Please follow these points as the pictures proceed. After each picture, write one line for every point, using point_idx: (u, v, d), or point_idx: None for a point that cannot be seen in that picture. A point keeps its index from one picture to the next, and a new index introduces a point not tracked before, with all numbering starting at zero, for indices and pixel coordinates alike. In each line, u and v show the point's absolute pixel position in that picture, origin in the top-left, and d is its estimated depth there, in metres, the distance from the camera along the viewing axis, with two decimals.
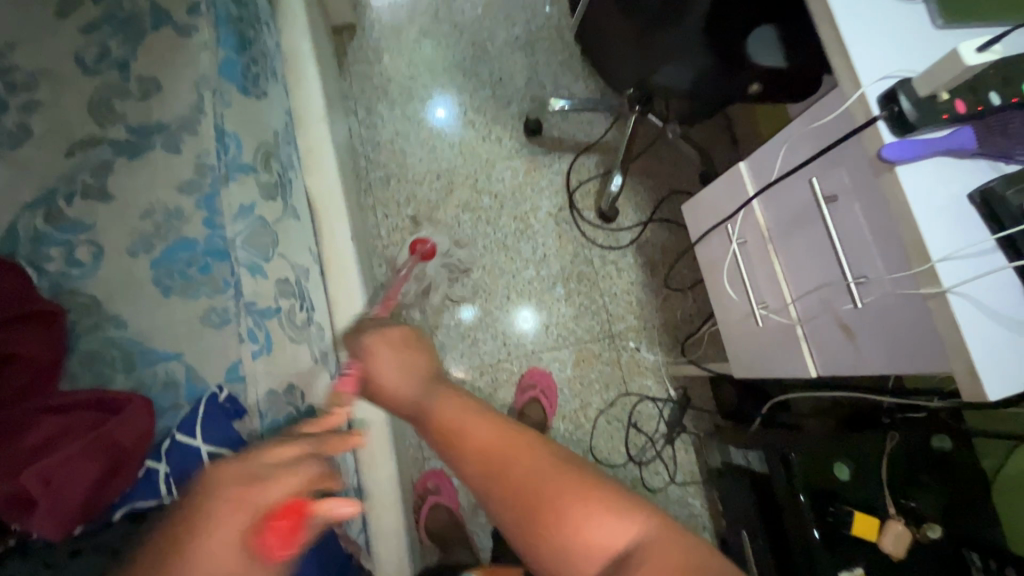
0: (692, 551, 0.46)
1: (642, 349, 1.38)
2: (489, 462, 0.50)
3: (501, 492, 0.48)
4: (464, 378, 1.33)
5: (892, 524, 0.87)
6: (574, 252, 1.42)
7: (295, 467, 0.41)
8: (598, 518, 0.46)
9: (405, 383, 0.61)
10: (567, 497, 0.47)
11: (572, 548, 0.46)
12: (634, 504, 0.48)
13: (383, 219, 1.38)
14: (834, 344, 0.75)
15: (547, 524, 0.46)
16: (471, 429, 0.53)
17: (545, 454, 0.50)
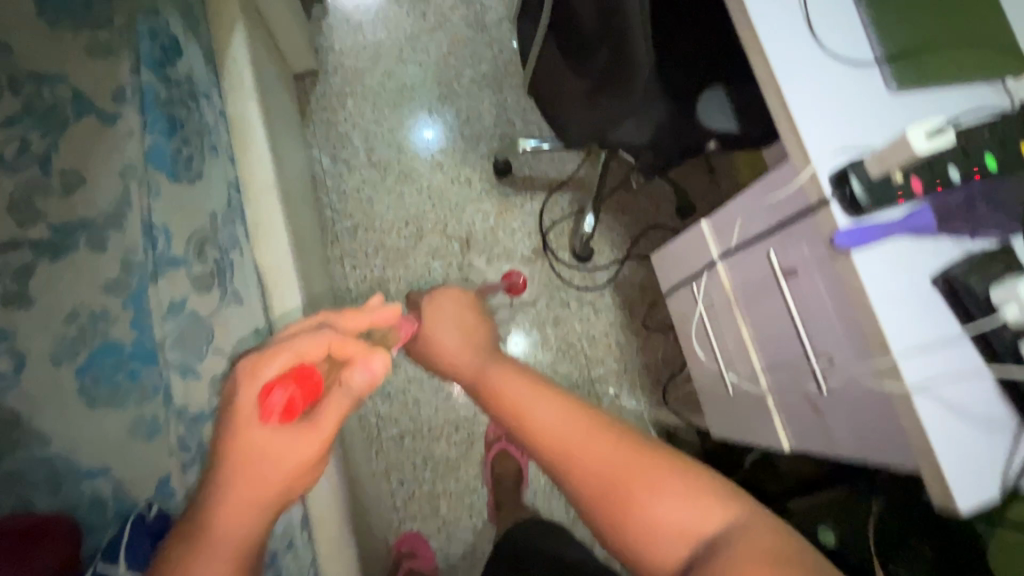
0: (770, 534, 0.49)
1: (624, 393, 1.34)
2: (555, 441, 0.56)
3: (582, 476, 0.55)
4: (440, 432, 1.29)
5: None
6: (550, 295, 1.38)
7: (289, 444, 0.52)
8: (679, 504, 0.52)
9: (501, 382, 0.64)
10: (650, 475, 0.53)
11: (652, 530, 0.52)
12: (715, 490, 0.54)
13: (352, 270, 1.34)
14: (803, 420, 0.71)
15: (627, 508, 0.52)
16: (547, 425, 0.58)
17: (621, 435, 0.57)
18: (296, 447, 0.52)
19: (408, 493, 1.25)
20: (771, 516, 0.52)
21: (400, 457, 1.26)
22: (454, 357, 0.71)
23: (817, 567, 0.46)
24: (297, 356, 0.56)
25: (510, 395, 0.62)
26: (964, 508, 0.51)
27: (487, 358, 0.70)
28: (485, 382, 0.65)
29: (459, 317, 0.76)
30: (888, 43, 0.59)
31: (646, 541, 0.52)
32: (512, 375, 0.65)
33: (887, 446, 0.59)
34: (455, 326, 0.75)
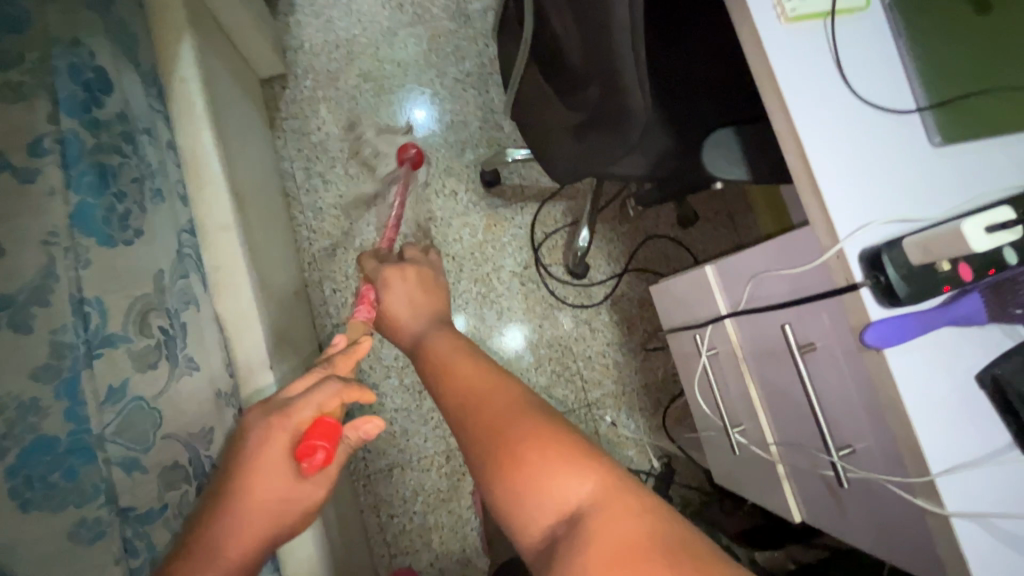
0: (658, 519, 0.38)
1: (622, 417, 1.28)
2: (465, 397, 0.52)
3: (474, 434, 0.48)
4: (430, 463, 1.22)
5: None
6: (543, 314, 1.30)
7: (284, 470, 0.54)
8: (562, 472, 0.42)
9: (438, 348, 0.63)
10: (527, 439, 0.45)
11: (525, 497, 0.43)
12: (612, 468, 0.43)
13: (332, 293, 1.26)
14: (819, 499, 0.64)
15: (503, 471, 0.44)
16: (468, 380, 0.55)
17: (527, 398, 0.50)
18: (305, 496, 0.55)
19: (398, 528, 1.20)
20: (661, 503, 0.40)
21: (389, 490, 1.20)
22: (406, 329, 0.73)
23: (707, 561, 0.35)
24: (292, 426, 0.55)
25: (445, 363, 0.60)
26: None
27: (434, 327, 0.71)
28: (420, 355, 0.65)
29: (422, 287, 0.79)
30: (929, 96, 0.52)
31: (523, 512, 0.43)
32: (444, 347, 0.63)
33: (919, 554, 0.52)
34: (411, 295, 0.77)
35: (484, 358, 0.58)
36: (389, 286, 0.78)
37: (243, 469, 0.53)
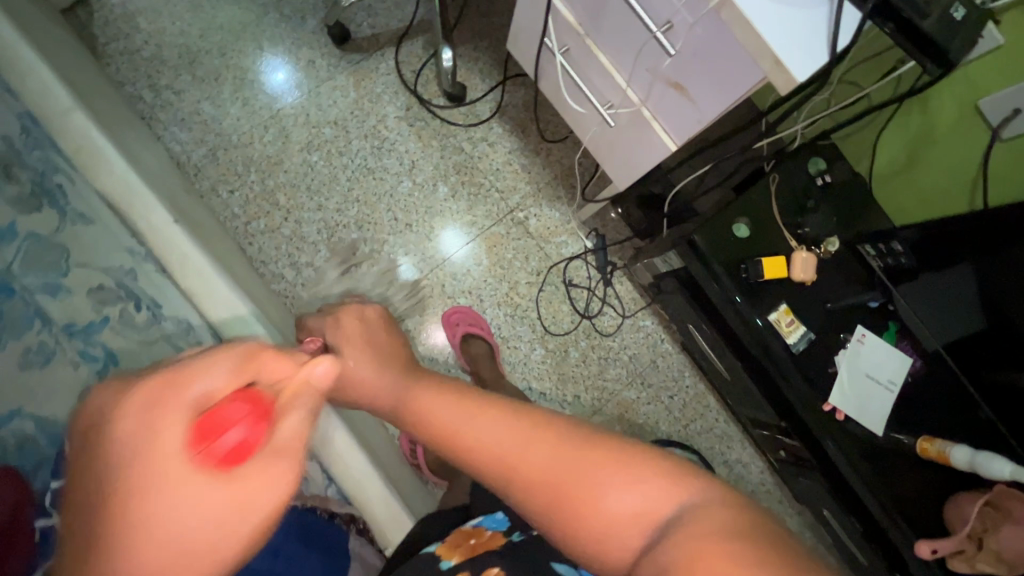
0: (732, 513, 0.42)
1: (545, 210, 1.36)
2: (495, 450, 0.47)
3: (527, 491, 0.45)
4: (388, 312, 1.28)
5: (798, 254, 0.95)
6: (440, 145, 1.34)
7: (212, 515, 0.31)
8: (619, 488, 0.44)
9: (435, 406, 0.52)
10: (595, 469, 0.44)
11: (608, 535, 0.43)
12: (672, 469, 0.45)
13: (231, 196, 1.24)
14: (672, 106, 0.74)
15: (567, 508, 0.44)
16: (471, 430, 0.48)
17: (558, 429, 0.47)
18: (222, 538, 0.31)
19: None
20: (728, 492, 0.45)
21: None
22: (369, 374, 0.58)
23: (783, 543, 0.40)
24: (211, 385, 0.34)
25: (442, 425, 0.50)
26: (801, 79, 0.55)
27: (410, 379, 0.57)
28: (404, 399, 0.54)
29: (364, 338, 0.63)
30: None
31: (597, 545, 0.44)
32: (428, 386, 0.55)
33: (734, 74, 0.63)
34: (363, 348, 0.61)
35: (465, 392, 0.53)
36: (344, 320, 0.67)
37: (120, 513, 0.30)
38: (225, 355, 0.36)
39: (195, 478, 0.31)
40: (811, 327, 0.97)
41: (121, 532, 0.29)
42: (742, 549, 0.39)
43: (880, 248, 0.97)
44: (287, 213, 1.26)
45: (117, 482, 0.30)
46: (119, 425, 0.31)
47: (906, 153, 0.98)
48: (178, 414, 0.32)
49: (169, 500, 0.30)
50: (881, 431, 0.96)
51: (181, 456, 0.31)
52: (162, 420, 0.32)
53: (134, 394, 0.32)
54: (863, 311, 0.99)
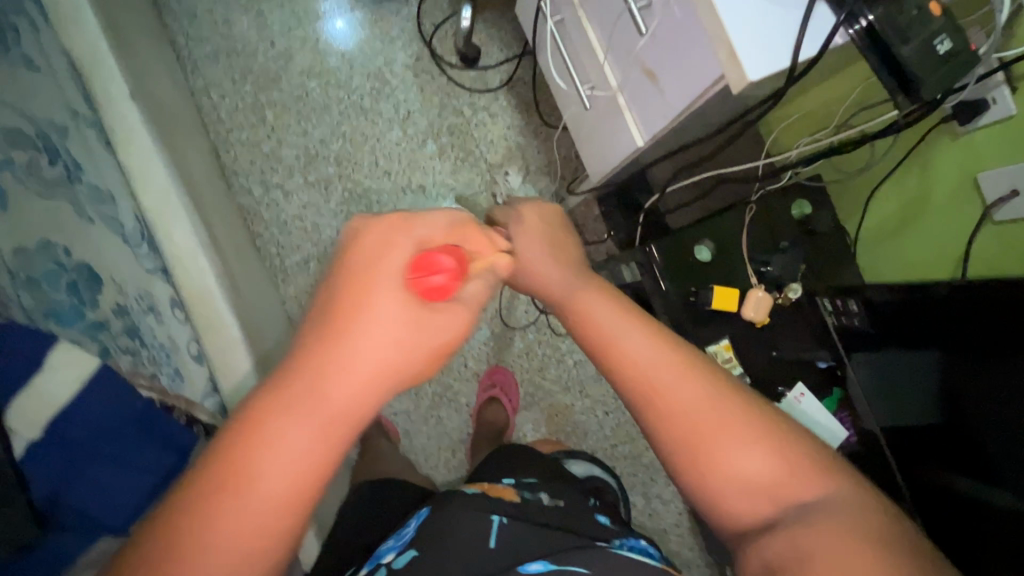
0: (867, 501, 0.49)
1: (529, 194, 1.33)
2: (649, 365, 0.54)
3: (658, 416, 0.53)
4: (345, 255, 1.25)
5: (753, 292, 0.90)
6: (441, 103, 1.31)
7: (387, 353, 0.40)
8: (742, 451, 0.51)
9: (594, 307, 0.58)
10: (740, 429, 0.51)
11: (719, 480, 0.51)
12: (811, 461, 0.52)
13: (221, 100, 1.23)
14: (643, 95, 0.70)
15: (695, 452, 0.51)
16: (628, 349, 0.55)
17: (706, 374, 0.54)
18: (409, 362, 0.41)
19: None
20: (864, 495, 0.50)
21: (307, 281, 1.23)
22: (548, 272, 0.63)
23: (884, 520, 0.48)
24: (415, 241, 0.46)
25: (597, 322, 0.57)
26: (752, 78, 0.51)
27: (577, 280, 0.63)
28: (576, 300, 0.60)
29: (546, 238, 0.67)
30: None
31: (722, 493, 0.52)
32: (595, 300, 0.59)
33: (698, 66, 0.58)
34: (540, 243, 0.66)
35: (633, 311, 0.58)
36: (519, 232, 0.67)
37: (334, 333, 0.39)
38: (438, 223, 0.48)
39: (401, 323, 0.41)
40: (749, 372, 0.91)
41: (335, 344, 0.39)
42: (877, 550, 0.45)
43: (838, 305, 0.85)
44: (270, 131, 1.24)
45: (334, 322, 0.40)
46: (361, 244, 0.44)
47: (898, 216, 0.89)
48: (406, 250, 0.45)
49: (370, 320, 0.40)
50: None
51: (388, 314, 0.41)
52: (379, 267, 0.43)
53: (384, 232, 0.45)
54: (809, 368, 0.93)
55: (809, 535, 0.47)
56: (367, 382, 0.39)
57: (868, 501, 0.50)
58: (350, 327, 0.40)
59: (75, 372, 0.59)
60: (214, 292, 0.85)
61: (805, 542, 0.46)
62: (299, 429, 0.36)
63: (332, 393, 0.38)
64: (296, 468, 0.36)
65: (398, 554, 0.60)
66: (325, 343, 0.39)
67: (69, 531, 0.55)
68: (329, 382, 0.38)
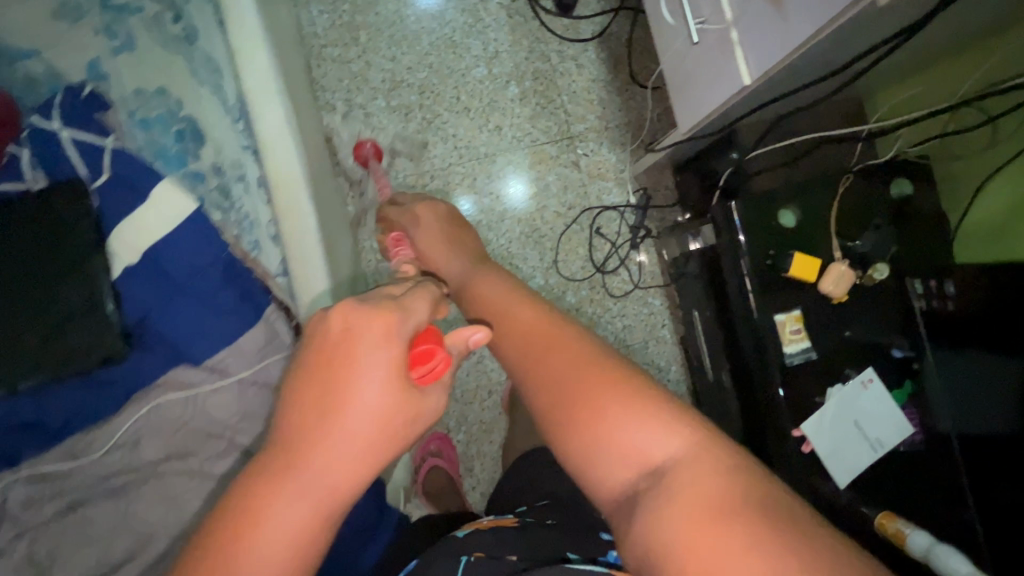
0: (760, 500, 0.39)
1: (604, 150, 1.30)
2: (528, 332, 0.56)
3: (531, 368, 0.52)
4: (414, 182, 1.27)
5: (835, 265, 0.85)
6: (530, 47, 1.30)
7: (365, 431, 0.43)
8: (629, 426, 0.45)
9: (487, 290, 0.67)
10: (615, 400, 0.46)
11: (600, 446, 0.45)
12: (680, 419, 0.46)
13: (319, 16, 1.27)
14: (762, 25, 0.67)
15: (567, 415, 0.47)
16: (512, 317, 0.59)
17: (575, 343, 0.52)
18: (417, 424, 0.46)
19: None
20: (750, 469, 0.42)
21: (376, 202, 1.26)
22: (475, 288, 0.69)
23: (783, 513, 0.38)
24: (398, 323, 0.46)
25: (485, 305, 0.65)
26: None
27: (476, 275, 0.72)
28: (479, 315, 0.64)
29: (445, 235, 0.86)
30: None
31: (605, 479, 0.45)
32: (505, 298, 0.63)
33: None
34: (441, 241, 0.85)
35: (524, 296, 0.63)
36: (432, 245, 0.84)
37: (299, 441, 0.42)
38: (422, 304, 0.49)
39: (401, 382, 0.45)
40: (817, 348, 0.87)
41: (317, 441, 0.42)
42: (748, 524, 0.37)
43: (930, 285, 0.80)
44: (361, 52, 1.27)
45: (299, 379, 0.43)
46: (339, 326, 0.45)
47: (1007, 215, 0.81)
48: (376, 348, 0.44)
49: (346, 403, 0.43)
50: (842, 485, 0.86)
51: (387, 380, 0.44)
52: (364, 355, 0.44)
53: (343, 332, 0.45)
54: (882, 357, 0.87)
55: (659, 522, 0.40)
56: (336, 480, 0.42)
57: (748, 470, 0.41)
58: (320, 426, 0.42)
59: (172, 210, 0.61)
60: None
61: (662, 533, 0.39)
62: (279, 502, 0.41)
63: (304, 498, 0.41)
64: (315, 504, 0.41)
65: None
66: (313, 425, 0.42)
67: (155, 353, 0.60)
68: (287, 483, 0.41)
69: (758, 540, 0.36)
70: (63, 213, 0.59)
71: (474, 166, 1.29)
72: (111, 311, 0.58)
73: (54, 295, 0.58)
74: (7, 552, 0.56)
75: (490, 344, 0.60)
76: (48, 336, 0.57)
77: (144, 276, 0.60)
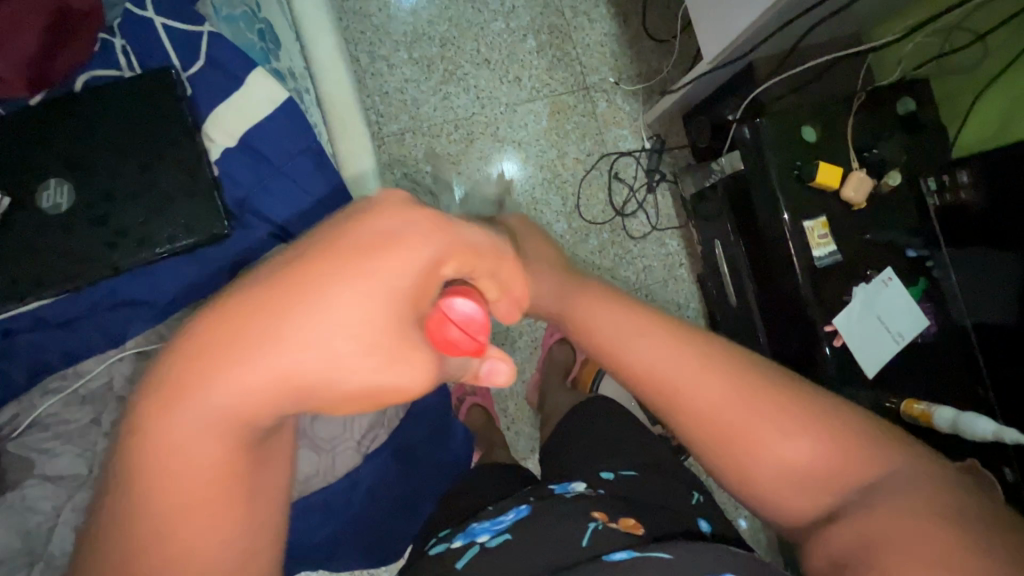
0: (929, 483, 0.49)
1: (618, 99, 1.37)
2: (668, 376, 0.57)
3: (688, 413, 0.56)
4: (439, 131, 1.31)
5: (855, 173, 0.94)
6: (544, 3, 1.36)
7: (358, 345, 0.39)
8: (783, 441, 0.53)
9: (603, 328, 0.64)
10: (773, 418, 0.54)
11: (777, 472, 0.53)
12: (848, 436, 0.53)
13: None
14: None
15: (742, 448, 0.54)
16: (649, 354, 0.59)
17: (726, 369, 0.56)
18: (409, 367, 0.42)
19: (411, 185, 1.28)
20: (912, 459, 0.52)
21: (402, 151, 1.29)
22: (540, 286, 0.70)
23: (966, 506, 0.47)
24: (432, 251, 0.42)
25: (598, 326, 0.64)
26: None
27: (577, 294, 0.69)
28: (573, 314, 0.67)
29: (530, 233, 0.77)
30: None
31: (772, 486, 0.54)
32: (605, 312, 0.65)
33: None
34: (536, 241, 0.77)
35: (641, 316, 0.63)
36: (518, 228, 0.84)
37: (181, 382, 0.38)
38: (455, 228, 0.44)
39: (386, 322, 0.40)
40: (842, 250, 0.95)
41: (268, 348, 0.37)
42: (945, 517, 0.46)
43: (943, 180, 0.93)
44: (382, 6, 1.30)
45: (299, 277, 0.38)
46: (358, 223, 0.40)
47: (1000, 121, 0.92)
48: (373, 261, 0.39)
49: (325, 317, 0.38)
50: (870, 373, 0.94)
51: (374, 302, 0.39)
52: (376, 267, 0.39)
53: (346, 230, 0.40)
54: (898, 257, 0.96)
55: (862, 523, 0.48)
56: (275, 400, 0.38)
57: (920, 468, 0.51)
58: (288, 328, 0.37)
59: (267, 94, 0.63)
60: None
61: (870, 525, 0.47)
62: (191, 431, 0.38)
63: (211, 420, 0.38)
64: (201, 449, 0.38)
65: (493, 535, 0.61)
66: (266, 336, 0.37)
67: (255, 229, 0.64)
68: (186, 405, 0.37)
69: (954, 522, 0.45)
70: (159, 98, 0.60)
71: (496, 117, 1.33)
72: (216, 196, 0.61)
73: (155, 180, 0.60)
74: (119, 429, 0.60)
75: (619, 377, 0.63)
76: (151, 218, 0.60)
77: (245, 163, 0.64)
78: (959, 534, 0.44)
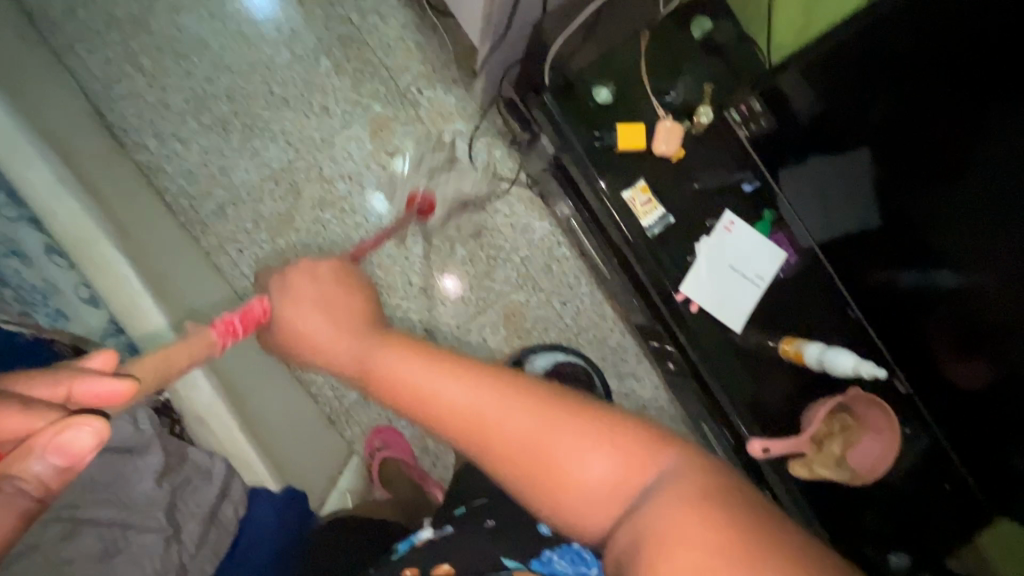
0: (715, 485, 0.47)
1: (439, 94, 1.25)
2: (470, 413, 0.52)
3: (489, 448, 0.52)
4: (261, 193, 1.20)
5: (661, 124, 0.89)
6: (325, 14, 1.22)
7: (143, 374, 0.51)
8: (583, 457, 0.50)
9: (394, 365, 0.55)
10: (568, 436, 0.50)
11: (577, 494, 0.50)
12: (641, 442, 0.51)
13: (90, 57, 1.16)
14: None
15: (543, 475, 0.50)
16: (447, 397, 0.52)
17: (527, 396, 0.52)
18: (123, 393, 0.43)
19: (251, 258, 1.19)
20: (718, 466, 0.50)
21: (228, 227, 1.19)
22: (308, 322, 0.59)
23: (743, 512, 0.44)
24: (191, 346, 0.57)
25: (411, 382, 0.54)
26: None
27: (368, 336, 0.59)
28: (368, 363, 0.56)
29: (319, 296, 0.61)
30: None
31: (572, 504, 0.50)
32: (390, 349, 0.56)
33: None
34: (315, 312, 0.59)
35: (438, 358, 0.55)
36: (298, 281, 0.61)
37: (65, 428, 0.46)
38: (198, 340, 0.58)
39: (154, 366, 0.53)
40: (670, 212, 0.90)
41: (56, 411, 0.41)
42: (725, 517, 0.43)
43: (744, 111, 0.85)
44: (151, 79, 1.18)
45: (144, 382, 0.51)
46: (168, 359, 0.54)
47: (804, 10, 0.86)
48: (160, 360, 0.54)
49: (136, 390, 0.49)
50: (737, 328, 0.89)
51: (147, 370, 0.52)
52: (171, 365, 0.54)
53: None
54: (736, 197, 0.92)
55: (650, 516, 0.45)
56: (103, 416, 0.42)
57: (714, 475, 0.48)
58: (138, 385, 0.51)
59: None
60: (91, 229, 0.81)
61: (653, 520, 0.44)
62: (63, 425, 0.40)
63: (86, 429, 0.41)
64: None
65: None
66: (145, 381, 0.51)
67: None
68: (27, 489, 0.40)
69: (728, 518, 0.43)
70: None
71: (316, 157, 1.22)
72: None
73: None
74: None
75: (414, 421, 0.55)
76: None
77: None
78: (729, 528, 0.42)
